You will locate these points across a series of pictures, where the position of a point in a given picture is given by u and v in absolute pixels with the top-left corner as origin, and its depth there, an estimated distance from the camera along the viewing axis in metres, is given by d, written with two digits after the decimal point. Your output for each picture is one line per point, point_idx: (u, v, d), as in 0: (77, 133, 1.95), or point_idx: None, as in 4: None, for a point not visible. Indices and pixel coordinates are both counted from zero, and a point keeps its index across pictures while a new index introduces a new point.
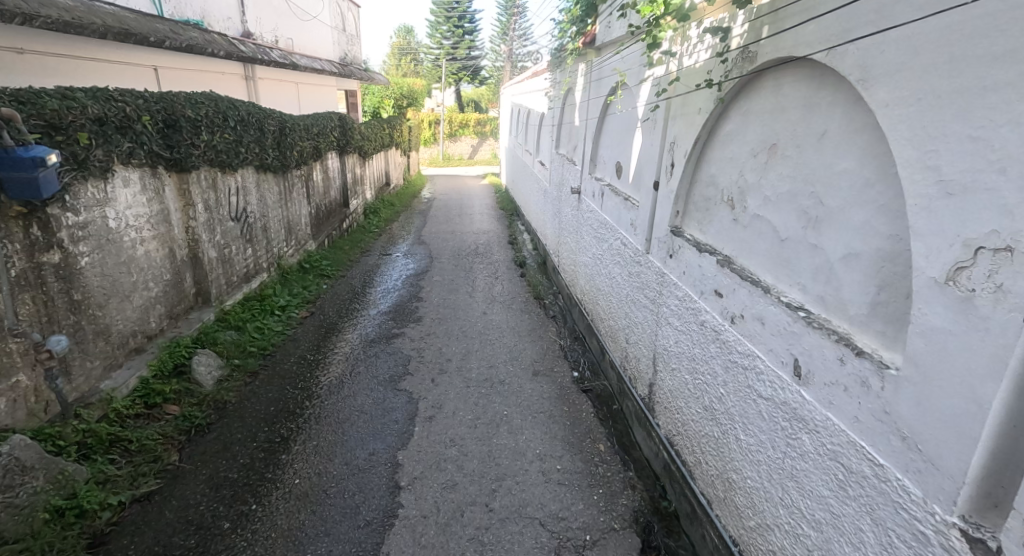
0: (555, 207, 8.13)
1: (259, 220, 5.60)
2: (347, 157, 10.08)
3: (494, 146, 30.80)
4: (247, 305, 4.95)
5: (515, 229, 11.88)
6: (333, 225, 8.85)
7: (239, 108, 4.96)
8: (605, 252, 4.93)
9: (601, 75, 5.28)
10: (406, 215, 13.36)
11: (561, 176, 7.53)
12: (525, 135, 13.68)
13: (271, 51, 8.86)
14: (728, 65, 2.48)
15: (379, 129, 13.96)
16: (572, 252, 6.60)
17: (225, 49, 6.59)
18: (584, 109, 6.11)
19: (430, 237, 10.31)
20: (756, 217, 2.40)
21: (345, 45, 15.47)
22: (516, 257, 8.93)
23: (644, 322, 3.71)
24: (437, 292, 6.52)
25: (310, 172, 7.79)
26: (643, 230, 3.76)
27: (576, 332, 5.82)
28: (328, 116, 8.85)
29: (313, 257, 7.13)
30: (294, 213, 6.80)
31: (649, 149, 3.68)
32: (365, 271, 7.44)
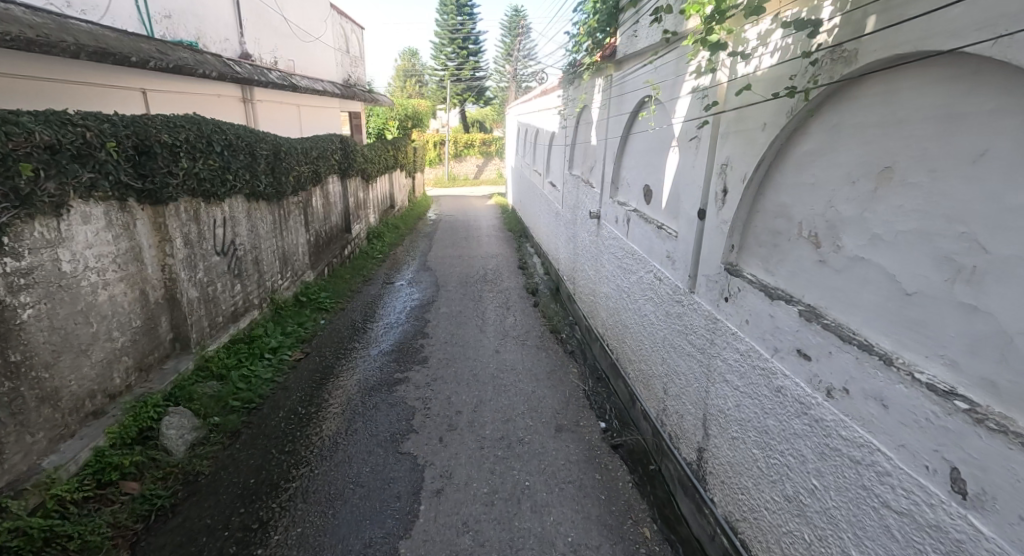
0: (569, 231, 7.64)
1: (249, 252, 5.12)
2: (349, 180, 9.64)
3: (500, 166, 30.52)
4: (233, 349, 4.44)
5: (524, 253, 11.39)
6: (333, 252, 8.36)
7: (226, 131, 4.52)
8: (633, 286, 4.40)
9: (625, 89, 4.81)
10: (411, 238, 12.91)
11: (576, 199, 7.04)
12: (533, 155, 13.26)
13: (270, 72, 8.51)
14: (817, 67, 1.97)
15: (383, 150, 13.61)
16: (591, 281, 6.08)
17: (217, 69, 6.20)
18: (603, 128, 5.64)
19: (436, 263, 9.83)
20: (853, 262, 1.87)
21: (348, 67, 15.23)
22: (527, 284, 8.40)
23: (690, 373, 3.17)
24: (443, 327, 5.99)
25: (308, 197, 7.35)
26: (686, 266, 3.24)
27: (599, 371, 5.27)
28: (328, 138, 8.44)
29: (310, 289, 6.64)
30: (290, 242, 6.32)
31: (693, 171, 3.17)
32: (367, 303, 6.92)
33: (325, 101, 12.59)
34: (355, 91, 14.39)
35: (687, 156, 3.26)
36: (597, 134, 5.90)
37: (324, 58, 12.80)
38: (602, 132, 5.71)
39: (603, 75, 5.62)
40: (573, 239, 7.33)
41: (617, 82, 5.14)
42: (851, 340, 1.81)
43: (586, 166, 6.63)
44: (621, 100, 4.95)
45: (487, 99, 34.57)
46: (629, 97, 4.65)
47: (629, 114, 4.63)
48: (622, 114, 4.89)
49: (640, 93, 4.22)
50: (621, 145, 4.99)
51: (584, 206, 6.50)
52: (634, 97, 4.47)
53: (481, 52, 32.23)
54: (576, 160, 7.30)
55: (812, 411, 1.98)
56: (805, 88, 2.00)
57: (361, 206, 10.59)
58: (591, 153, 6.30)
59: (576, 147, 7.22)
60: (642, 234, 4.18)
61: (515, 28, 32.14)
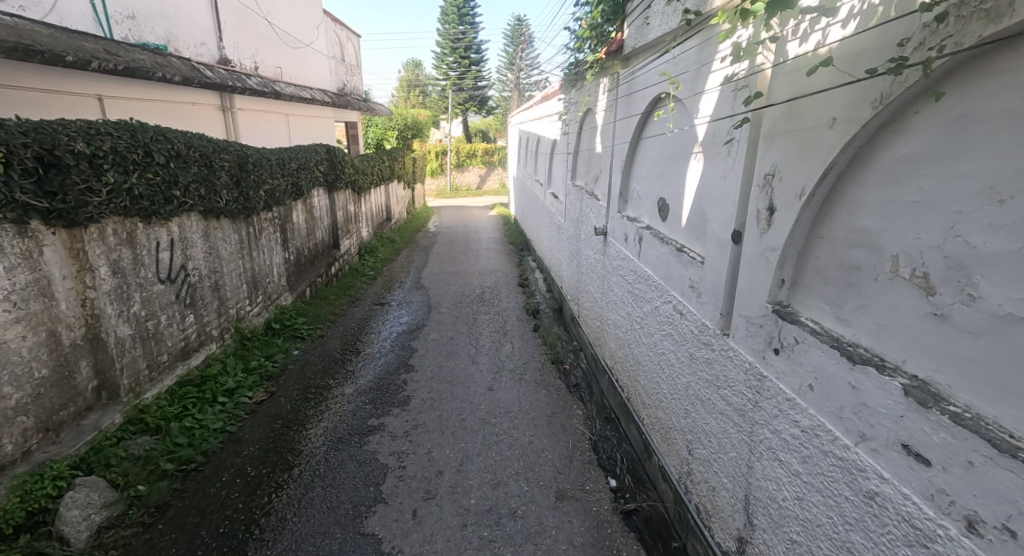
0: (572, 247, 7.00)
1: (205, 277, 4.50)
2: (337, 193, 9.06)
3: (502, 176, 30.00)
4: (178, 393, 3.80)
5: (526, 267, 10.77)
6: (317, 271, 7.75)
7: (173, 140, 3.93)
8: (648, 317, 3.75)
9: (635, 87, 4.18)
10: (408, 252, 12.34)
11: (580, 211, 6.40)
12: (535, 165, 12.68)
13: (250, 78, 7.99)
14: (939, 26, 1.31)
15: (377, 161, 13.07)
16: (597, 305, 5.44)
17: (182, 73, 5.65)
18: (609, 133, 5.02)
19: (431, 280, 9.24)
20: (1000, 324, 1.22)
21: (342, 76, 14.78)
22: (527, 305, 7.75)
23: (724, 437, 2.50)
24: (431, 358, 5.36)
25: (287, 213, 6.77)
26: (717, 301, 2.58)
27: (607, 411, 4.61)
28: (311, 149, 7.87)
29: (286, 314, 6.04)
30: (262, 263, 5.71)
31: (725, 183, 2.53)
32: (349, 330, 6.29)
33: (316, 110, 12.06)
34: (349, 100, 13.91)
35: (718, 164, 2.62)
36: (603, 140, 5.27)
37: (315, 66, 12.30)
38: (607, 138, 5.09)
39: (607, 74, 5.01)
40: (577, 255, 6.67)
41: (624, 80, 4.52)
42: (1017, 454, 1.15)
43: (590, 176, 6.00)
44: (629, 101, 4.33)
45: (489, 108, 34.16)
46: (640, 97, 4.03)
47: (640, 115, 3.99)
48: (632, 117, 4.26)
49: (654, 91, 3.60)
50: (631, 152, 4.36)
51: (588, 220, 5.87)
52: (646, 96, 3.84)
53: (482, 61, 31.87)
54: (580, 168, 6.67)
55: (936, 544, 1.34)
56: (923, 58, 1.35)
57: (351, 220, 9.99)
58: (596, 161, 5.67)
59: (579, 155, 6.59)
60: (658, 256, 3.53)
61: (517, 37, 31.80)
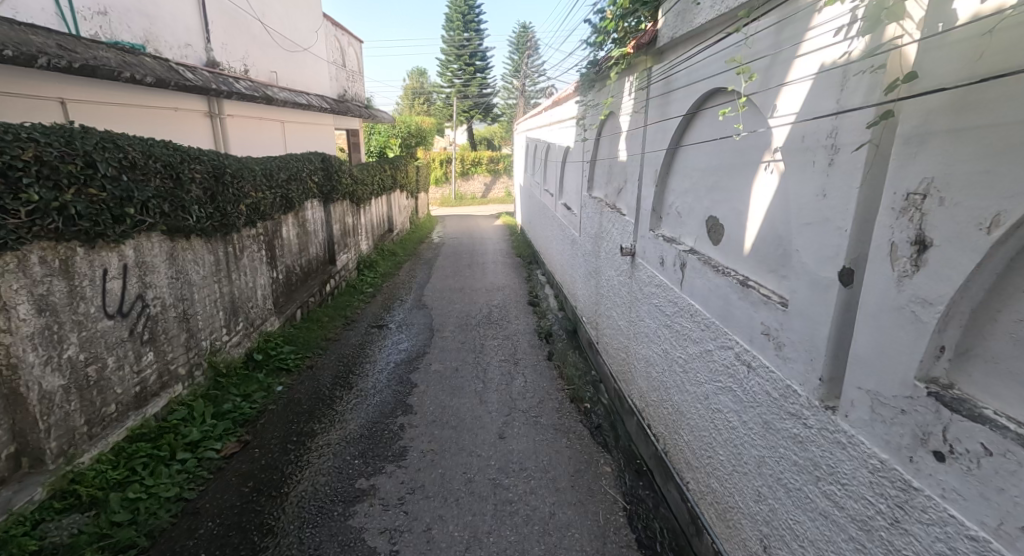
0: (590, 264, 6.35)
1: (171, 308, 3.88)
2: (333, 206, 8.47)
3: (508, 184, 29.44)
4: (127, 452, 3.14)
5: (535, 283, 10.15)
6: (309, 291, 7.13)
7: (125, 147, 3.30)
8: (695, 360, 3.09)
9: (674, 85, 3.56)
10: (410, 266, 11.74)
11: (600, 226, 5.76)
12: (543, 174, 12.08)
13: (240, 81, 7.43)
14: None
15: (378, 170, 12.51)
16: (623, 335, 4.79)
17: (156, 74, 5.08)
18: (637, 139, 4.37)
19: (434, 298, 8.62)
20: None
21: (343, 81, 14.27)
22: (539, 327, 7.09)
23: (828, 550, 1.84)
24: (431, 396, 4.71)
25: (274, 228, 6.17)
26: (816, 361, 1.92)
27: (637, 463, 3.96)
28: (303, 158, 7.29)
29: (271, 342, 5.43)
30: (241, 287, 5.09)
31: (827, 203, 1.88)
32: (340, 360, 5.66)
33: (313, 117, 11.50)
34: (350, 107, 13.39)
35: (813, 176, 1.97)
36: (629, 148, 4.62)
37: (313, 71, 11.75)
38: (635, 145, 4.44)
39: (636, 72, 4.38)
40: (596, 274, 6.01)
41: (657, 77, 3.88)
42: None
43: (613, 187, 5.35)
44: (665, 101, 3.68)
45: (494, 116, 33.69)
46: (682, 95, 3.38)
47: (683, 117, 3.35)
48: (669, 121, 3.62)
49: (707, 86, 2.95)
50: (667, 161, 3.71)
51: (611, 237, 5.23)
52: (693, 93, 3.20)
53: (487, 68, 31.44)
54: (599, 179, 6.04)
55: None
56: None
57: (349, 233, 9.39)
58: (622, 172, 5.02)
59: (599, 164, 5.95)
60: (711, 288, 2.87)
61: (522, 43, 31.38)
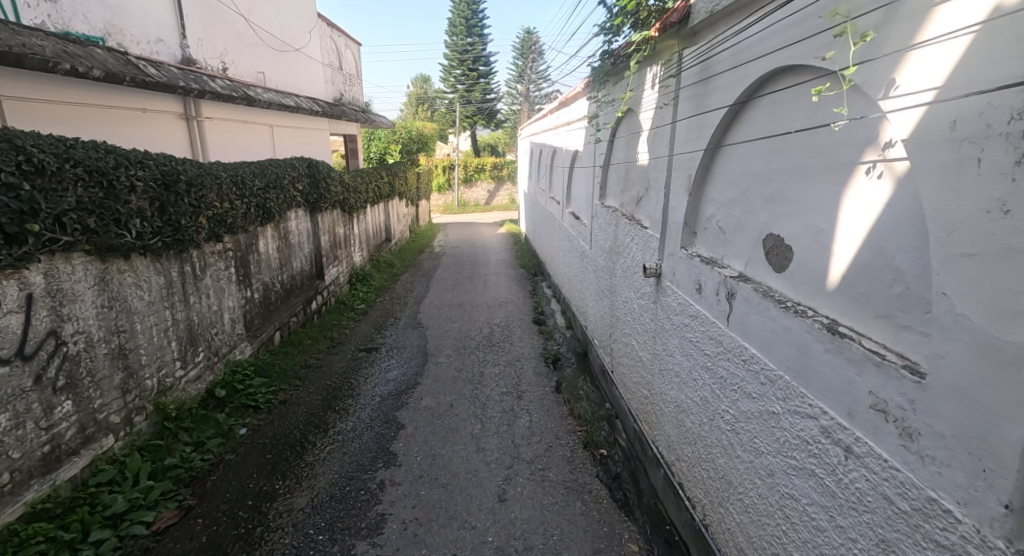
0: (603, 282, 5.68)
1: (102, 343, 3.23)
2: (321, 216, 7.83)
3: (512, 192, 28.84)
4: (18, 538, 2.49)
5: (540, 297, 9.49)
6: (291, 310, 6.48)
7: (27, 148, 2.68)
8: (748, 420, 2.40)
9: (712, 70, 2.88)
10: (408, 278, 11.11)
11: (615, 240, 5.08)
12: (549, 180, 11.44)
13: (217, 80, 6.82)
14: None
15: (375, 177, 11.91)
16: (645, 368, 4.10)
17: (106, 67, 4.45)
18: (662, 139, 3.69)
19: (431, 316, 7.97)
20: None
21: (338, 85, 13.73)
22: (545, 351, 6.41)
23: None
24: (418, 442, 4.03)
25: (247, 242, 5.53)
26: (996, 475, 1.23)
27: (666, 532, 3.27)
28: (284, 164, 6.66)
29: (239, 373, 4.78)
30: (202, 311, 4.43)
31: (1013, 223, 1.19)
32: (318, 393, 4.99)
33: (303, 122, 10.92)
34: (345, 111, 12.82)
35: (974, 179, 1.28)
36: (652, 150, 3.95)
37: (304, 73, 11.18)
38: (659, 146, 3.77)
39: (660, 59, 3.70)
40: (611, 293, 5.32)
41: (688, 62, 3.20)
42: None
43: (633, 195, 4.68)
44: (700, 90, 3.00)
45: (497, 121, 33.15)
46: (726, 80, 2.70)
47: (728, 108, 2.66)
48: (706, 115, 2.94)
49: (767, 65, 2.27)
50: (703, 165, 3.03)
51: (629, 253, 4.55)
52: (743, 77, 2.51)
53: (490, 74, 30.93)
54: (614, 186, 5.36)
55: None
56: None
57: (339, 245, 8.77)
58: (643, 178, 4.35)
59: (614, 169, 5.28)
60: (774, 330, 2.18)
61: (526, 48, 30.86)
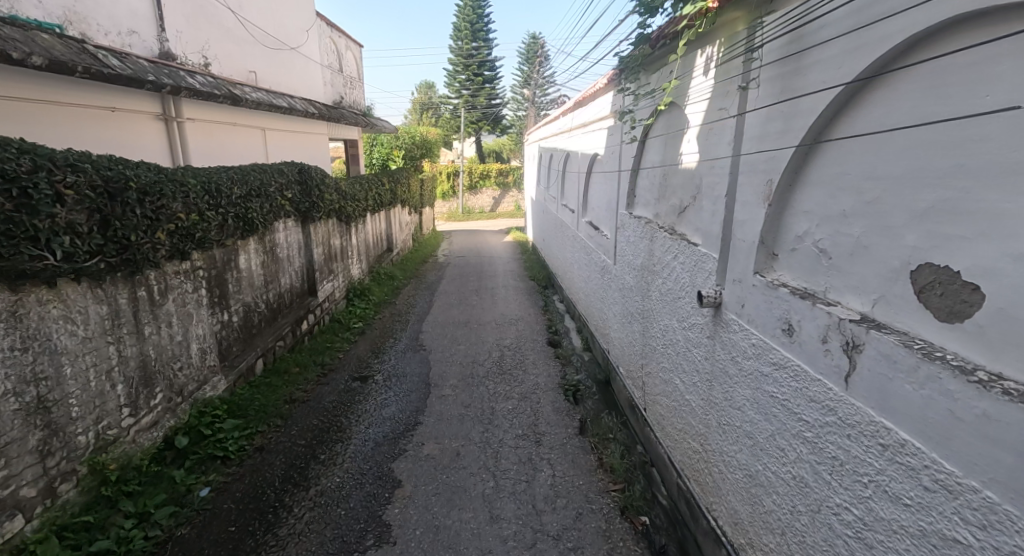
0: (632, 305, 4.96)
1: (13, 397, 2.55)
2: (313, 227, 7.16)
3: (518, 198, 28.17)
4: None
5: (553, 314, 8.78)
6: (276, 334, 5.79)
7: None
8: (894, 536, 1.67)
9: (808, 40, 2.16)
10: (410, 292, 10.43)
11: (649, 257, 4.37)
12: (561, 187, 10.73)
13: (199, 76, 6.16)
14: None
15: (376, 183, 11.24)
16: (694, 417, 3.38)
17: (51, 56, 3.78)
18: (722, 135, 2.98)
19: (435, 336, 7.28)
20: None
21: (337, 87, 13.11)
22: (563, 382, 5.68)
23: None
24: (417, 510, 3.31)
25: (222, 258, 4.85)
26: None
27: None
28: (271, 170, 5.98)
29: (210, 414, 4.08)
30: (163, 343, 3.73)
31: None
32: (301, 436, 4.26)
33: (298, 125, 10.28)
34: (345, 114, 12.20)
35: None
36: (706, 149, 3.23)
37: (298, 74, 10.56)
38: (717, 144, 3.05)
39: (721, 37, 2.98)
40: (644, 318, 4.60)
41: (762, 33, 2.48)
42: None
43: (676, 204, 3.96)
44: (788, 67, 2.29)
45: (503, 127, 32.56)
46: (839, 49, 1.98)
47: (846, 86, 1.93)
48: (800, 100, 2.21)
49: (944, 16, 1.54)
50: (793, 164, 2.30)
51: (670, 275, 3.84)
52: (880, 40, 1.79)
53: (496, 79, 30.37)
54: (648, 194, 4.64)
55: None
56: None
57: (334, 258, 8.09)
58: (690, 184, 3.64)
59: (649, 173, 4.56)
60: (952, 415, 1.46)
61: (531, 52, 30.29)
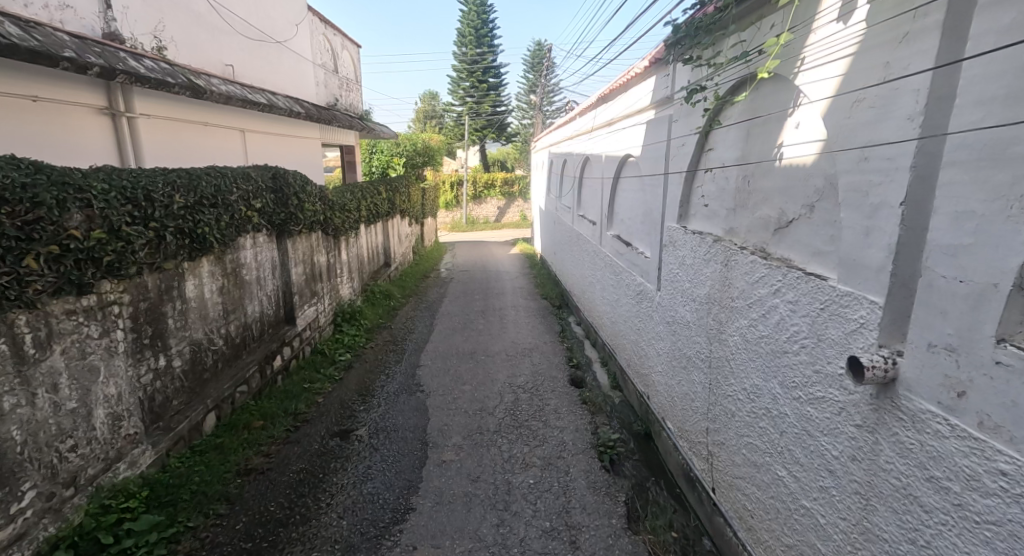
0: (693, 347, 3.82)
1: None
2: (290, 242, 6.10)
3: (524, 208, 27.17)
4: None
5: (572, 342, 7.67)
6: (235, 378, 4.67)
7: None
8: None
9: None
10: (408, 313, 9.36)
11: (725, 289, 3.23)
12: (578, 197, 9.65)
13: (150, 61, 5.11)
14: None
15: (372, 192, 10.20)
16: (822, 541, 2.24)
17: None
18: (888, 106, 1.86)
19: (436, 373, 6.18)
20: None
21: (331, 89, 12.14)
22: (595, 440, 4.54)
23: None
24: None
25: (156, 287, 3.75)
26: None
27: None
28: (232, 173, 4.89)
29: (120, 508, 2.97)
30: (40, 418, 2.65)
31: None
32: (247, 534, 3.16)
33: (283, 127, 9.24)
34: (338, 117, 11.21)
35: None
36: (846, 133, 2.11)
37: (283, 70, 9.56)
38: (880, 121, 1.92)
39: None
40: (712, 369, 3.46)
41: None
42: None
43: (772, 217, 2.82)
44: None
45: (508, 135, 31.65)
46: None
47: None
48: None
49: None
50: None
51: (768, 318, 2.70)
52: None
53: (501, 85, 29.51)
54: (716, 204, 3.51)
55: None
56: None
57: (318, 279, 7.02)
58: (804, 187, 2.51)
59: (719, 175, 3.44)
60: None
61: (538, 58, 29.44)
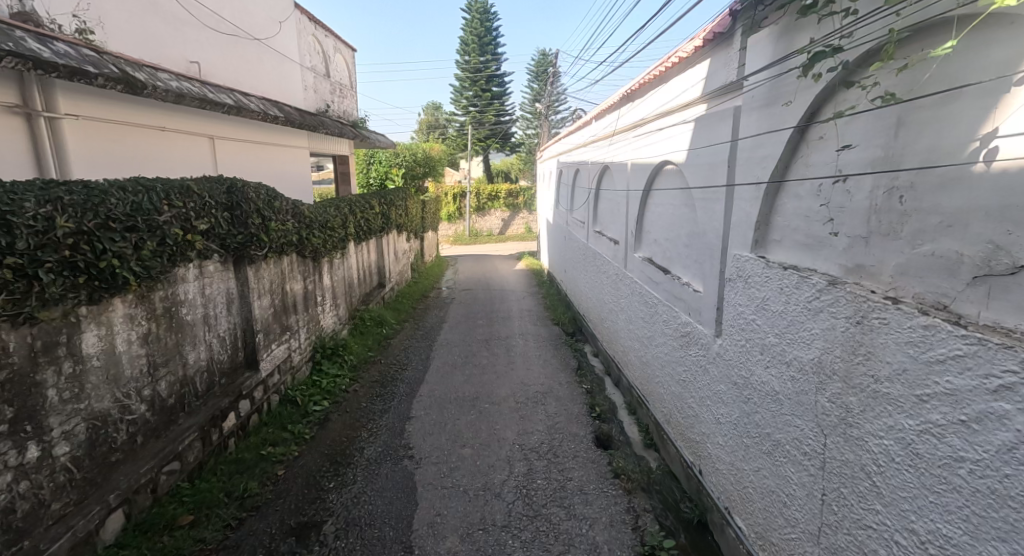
0: (784, 431, 2.70)
1: None
2: (253, 269, 5.04)
3: (529, 221, 26.12)
4: None
5: (591, 383, 6.55)
6: (162, 455, 3.58)
7: None
8: None
9: None
10: (402, 343, 8.26)
11: (856, 360, 2.11)
12: (594, 212, 8.57)
13: (66, 44, 4.08)
14: None
15: (364, 207, 9.17)
16: None
17: None
18: None
19: (430, 429, 5.15)
20: None
21: (321, 94, 11.17)
22: (636, 542, 3.44)
23: None
24: None
25: (23, 348, 2.70)
26: None
27: None
28: (163, 186, 3.82)
29: None
30: None
31: None
32: None
33: (262, 135, 8.24)
34: (327, 123, 10.21)
35: None
36: None
37: (263, 71, 8.56)
38: None
39: None
40: (825, 473, 2.34)
41: None
42: None
43: (968, 255, 1.72)
44: None
45: (513, 145, 30.70)
46: None
47: None
48: None
49: None
50: None
51: (979, 432, 1.61)
52: None
53: (505, 94, 28.63)
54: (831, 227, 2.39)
55: None
56: None
57: (292, 310, 5.93)
58: None
59: (835, 187, 2.33)
60: None
61: (542, 67, 28.62)
